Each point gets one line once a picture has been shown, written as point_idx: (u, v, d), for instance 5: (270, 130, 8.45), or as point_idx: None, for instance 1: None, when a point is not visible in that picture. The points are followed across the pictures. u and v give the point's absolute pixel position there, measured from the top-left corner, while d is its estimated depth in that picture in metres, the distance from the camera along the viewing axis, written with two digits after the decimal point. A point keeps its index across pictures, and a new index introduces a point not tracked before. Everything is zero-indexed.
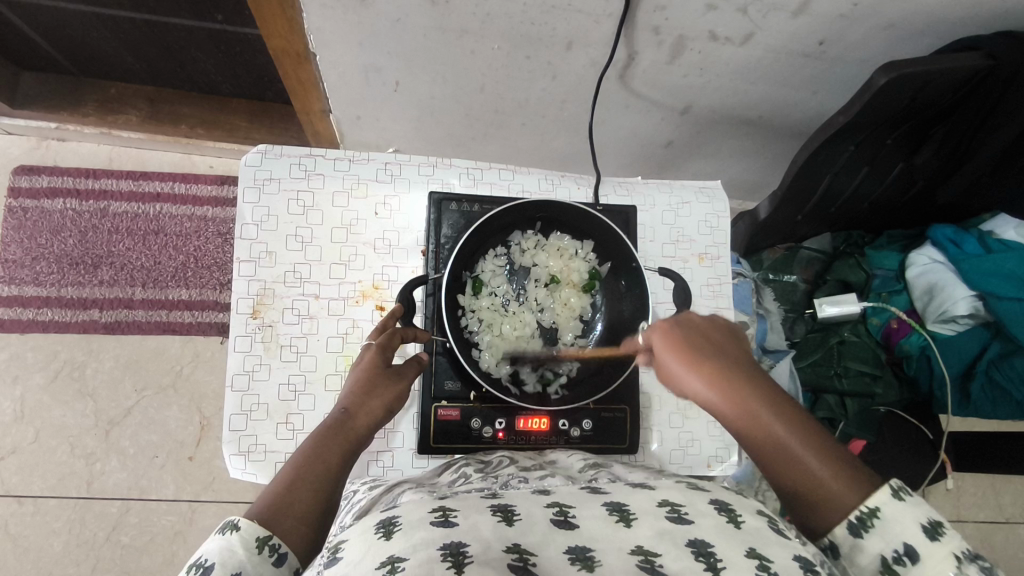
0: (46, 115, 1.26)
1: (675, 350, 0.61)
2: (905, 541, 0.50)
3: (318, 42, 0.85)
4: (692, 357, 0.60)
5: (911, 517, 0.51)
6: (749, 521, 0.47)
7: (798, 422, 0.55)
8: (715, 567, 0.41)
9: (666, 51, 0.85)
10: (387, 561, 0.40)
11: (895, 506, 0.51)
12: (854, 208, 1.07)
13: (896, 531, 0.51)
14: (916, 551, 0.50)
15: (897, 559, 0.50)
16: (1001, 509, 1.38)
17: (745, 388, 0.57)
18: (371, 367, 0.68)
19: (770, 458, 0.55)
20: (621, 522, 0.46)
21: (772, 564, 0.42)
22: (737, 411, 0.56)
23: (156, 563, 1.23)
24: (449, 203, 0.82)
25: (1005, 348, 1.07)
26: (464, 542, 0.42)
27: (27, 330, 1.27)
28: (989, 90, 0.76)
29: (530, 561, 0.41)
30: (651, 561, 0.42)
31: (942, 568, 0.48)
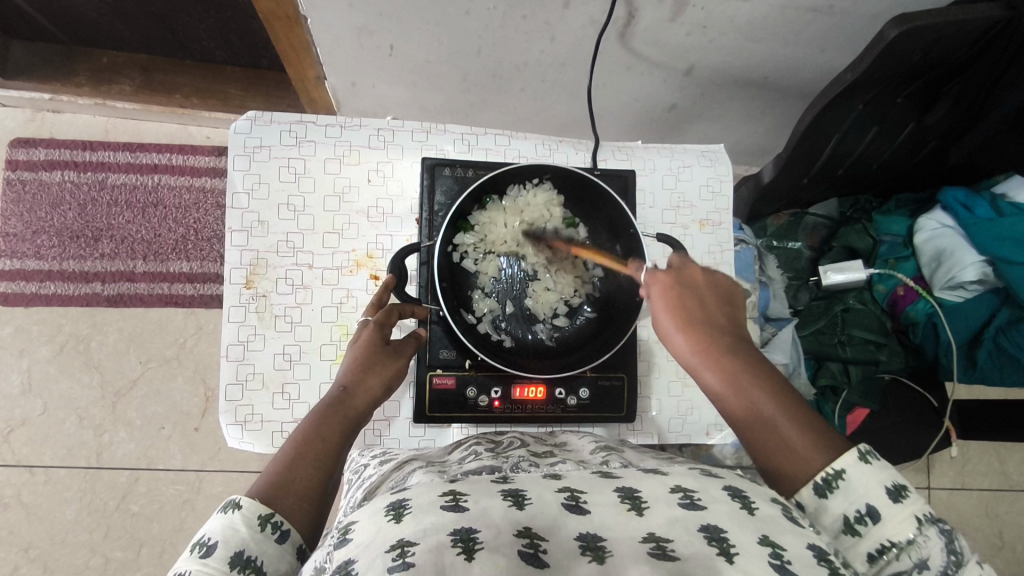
0: (39, 86, 1.24)
1: (671, 308, 0.63)
2: (867, 501, 0.51)
3: (307, 4, 0.82)
4: (681, 316, 0.62)
5: (875, 479, 0.51)
6: (763, 509, 0.46)
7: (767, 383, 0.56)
8: (727, 552, 0.41)
9: (668, 7, 0.82)
10: (398, 544, 0.40)
11: (861, 470, 0.51)
12: (862, 170, 1.04)
13: (860, 492, 0.51)
14: (879, 512, 0.50)
15: (859, 518, 0.51)
16: (1006, 476, 1.37)
17: (727, 351, 0.59)
18: (368, 345, 0.68)
19: (749, 430, 0.55)
20: (632, 510, 0.45)
21: (785, 552, 0.42)
22: (711, 371, 0.58)
23: (166, 530, 1.25)
24: (443, 168, 0.80)
25: (1014, 314, 1.06)
26: (473, 526, 0.41)
27: (31, 304, 1.28)
28: (1004, 45, 0.73)
29: (540, 547, 0.41)
30: (662, 547, 0.42)
31: (902, 528, 0.50)
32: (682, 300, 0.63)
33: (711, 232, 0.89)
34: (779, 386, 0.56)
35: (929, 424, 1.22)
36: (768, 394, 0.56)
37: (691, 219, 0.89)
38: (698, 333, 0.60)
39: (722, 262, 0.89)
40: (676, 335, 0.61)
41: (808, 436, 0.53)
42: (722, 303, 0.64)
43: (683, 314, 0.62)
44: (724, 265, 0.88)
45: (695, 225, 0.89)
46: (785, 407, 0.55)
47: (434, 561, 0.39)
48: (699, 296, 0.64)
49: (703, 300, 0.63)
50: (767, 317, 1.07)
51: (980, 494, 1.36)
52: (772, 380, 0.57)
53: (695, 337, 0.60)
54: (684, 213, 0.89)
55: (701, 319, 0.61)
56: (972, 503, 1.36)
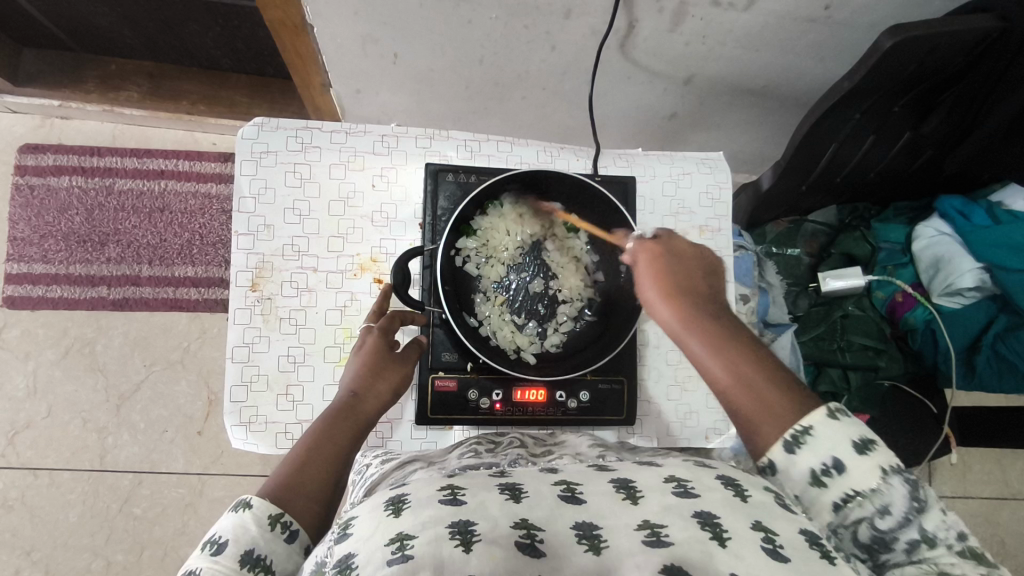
0: (48, 93, 1.26)
1: (655, 278, 0.63)
2: (833, 454, 0.52)
3: (313, 13, 0.84)
4: (664, 287, 0.62)
5: (843, 433, 0.52)
6: (755, 495, 0.47)
7: (747, 346, 0.58)
8: (720, 536, 0.42)
9: (668, 18, 0.83)
10: (397, 537, 0.41)
11: (828, 426, 0.53)
12: (860, 178, 1.05)
13: (827, 446, 0.52)
14: (845, 464, 0.52)
15: (825, 471, 0.52)
16: (1007, 484, 1.37)
17: (703, 318, 0.60)
18: (376, 351, 0.69)
19: (729, 391, 0.57)
20: (627, 499, 0.46)
21: (777, 536, 0.43)
22: (692, 337, 0.59)
23: (169, 533, 1.26)
24: (447, 174, 0.81)
25: (1011, 321, 1.07)
26: (471, 519, 0.42)
27: (38, 307, 1.29)
28: (998, 54, 0.74)
29: (537, 538, 0.42)
30: (656, 532, 0.42)
31: (867, 477, 0.51)
32: (665, 271, 0.63)
33: (711, 237, 0.90)
34: (755, 348, 0.58)
35: (929, 430, 1.22)
36: (747, 358, 0.57)
37: (690, 225, 0.90)
38: (681, 301, 0.61)
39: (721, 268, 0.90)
40: (660, 304, 0.62)
41: (785, 395, 0.55)
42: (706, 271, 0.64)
43: (664, 284, 0.62)
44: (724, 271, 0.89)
45: (695, 232, 0.90)
46: (762, 368, 0.57)
47: (433, 552, 0.39)
48: (682, 267, 0.64)
49: (685, 271, 0.64)
50: (766, 323, 1.08)
51: (981, 502, 1.36)
52: (748, 343, 0.58)
53: (679, 304, 0.61)
54: (684, 219, 0.90)
55: (680, 285, 0.62)
56: (973, 511, 1.36)
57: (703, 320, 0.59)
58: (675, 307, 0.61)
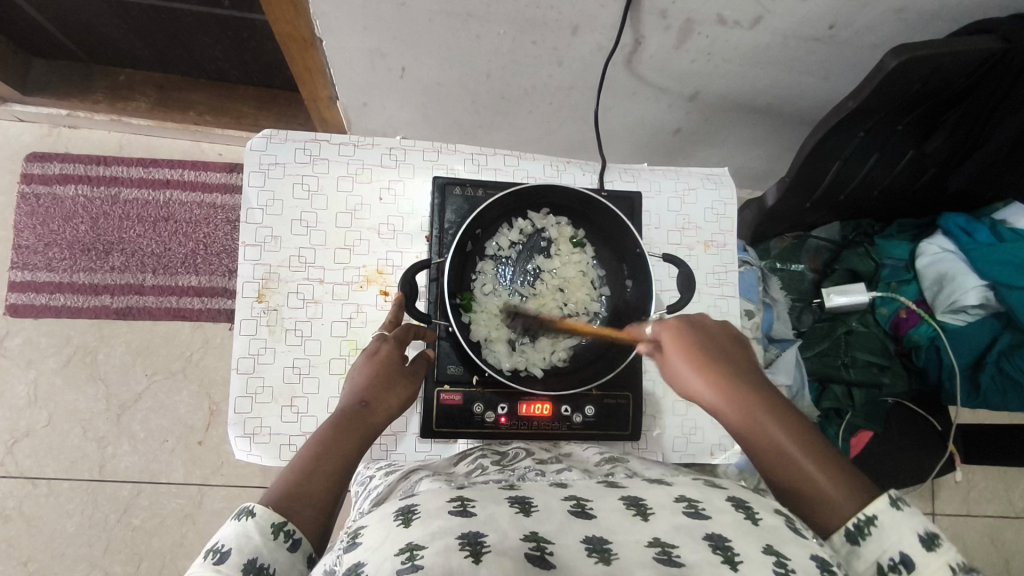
0: (57, 102, 1.27)
1: (689, 355, 0.65)
2: (900, 550, 0.53)
3: (323, 27, 0.85)
4: (699, 363, 0.65)
5: (907, 526, 0.53)
6: (766, 519, 0.47)
7: (790, 423, 0.59)
8: (731, 560, 0.41)
9: (674, 35, 0.84)
10: (406, 547, 0.41)
11: (891, 515, 0.54)
12: (864, 195, 1.06)
13: (892, 540, 0.53)
14: (912, 559, 0.52)
15: (892, 566, 0.53)
16: (1011, 503, 1.37)
17: (747, 396, 0.61)
18: (387, 362, 0.70)
19: (779, 473, 0.58)
20: (638, 515, 0.46)
21: (789, 562, 0.42)
22: (740, 418, 0.61)
23: (167, 545, 1.25)
24: (454, 187, 0.81)
25: (1016, 338, 1.06)
26: (481, 531, 0.42)
27: (40, 315, 1.29)
28: (1003, 72, 0.75)
29: (547, 550, 0.42)
30: (667, 552, 0.42)
31: (937, 573, 0.51)
32: (700, 349, 0.66)
33: (716, 253, 0.91)
34: (803, 428, 0.59)
35: (932, 447, 1.22)
36: (795, 439, 0.58)
37: (696, 240, 0.91)
38: (717, 377, 0.63)
39: (726, 283, 0.90)
40: (697, 381, 0.64)
41: (840, 479, 0.56)
42: (736, 347, 0.67)
43: (702, 361, 0.65)
44: (729, 286, 0.90)
45: (700, 246, 0.90)
46: (814, 452, 0.58)
47: (444, 562, 0.39)
48: (715, 343, 0.67)
49: (720, 345, 0.67)
50: (770, 338, 1.08)
51: (985, 521, 1.35)
52: (796, 423, 0.60)
53: (717, 380, 0.63)
54: (689, 234, 0.91)
55: (718, 362, 0.64)
56: (978, 530, 1.35)
57: (741, 395, 0.61)
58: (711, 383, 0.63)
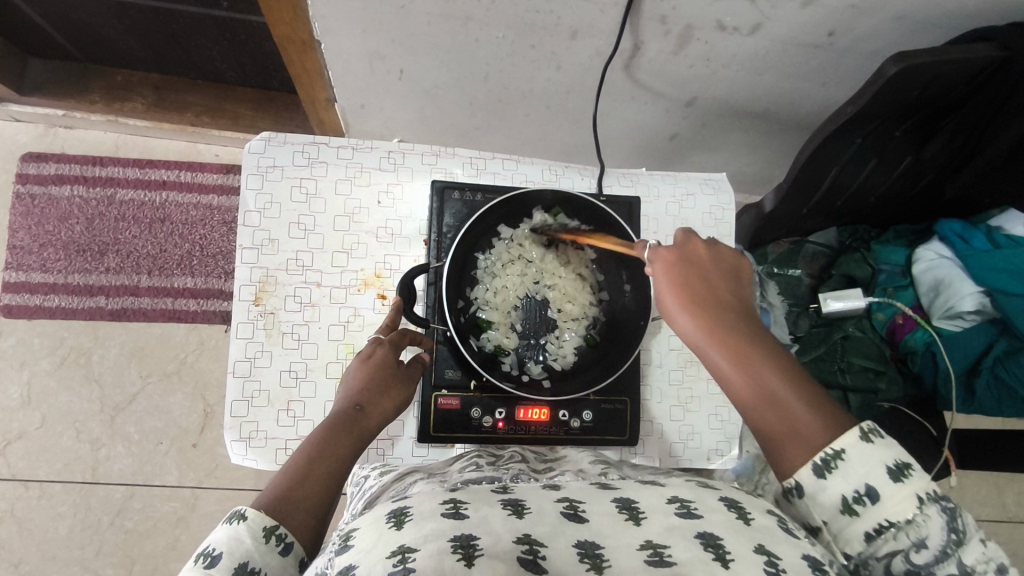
0: (52, 102, 1.26)
1: (674, 286, 0.61)
2: (866, 482, 0.51)
3: (322, 29, 0.85)
4: (687, 297, 0.60)
5: (876, 458, 0.52)
6: (758, 519, 0.48)
7: (770, 353, 0.57)
8: (722, 557, 0.42)
9: (673, 40, 0.84)
10: (398, 549, 0.41)
11: (861, 449, 0.52)
12: (861, 201, 1.06)
13: (858, 474, 0.52)
14: (878, 492, 0.51)
15: (858, 499, 0.52)
16: (1005, 507, 1.37)
17: (737, 334, 0.58)
18: (383, 365, 0.69)
19: (761, 415, 0.55)
20: (630, 520, 0.46)
21: (780, 561, 0.43)
22: (731, 365, 0.57)
23: (160, 548, 1.24)
24: (452, 192, 0.81)
25: (1011, 345, 1.07)
26: (473, 534, 0.42)
27: (34, 316, 1.28)
28: (1002, 80, 0.75)
29: (539, 554, 0.41)
30: (659, 553, 0.42)
31: (902, 508, 0.50)
32: (687, 280, 0.62)
33: None
34: (780, 356, 0.57)
35: (928, 452, 1.23)
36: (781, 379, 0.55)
37: None
38: (697, 301, 0.60)
39: None
40: (673, 305, 0.61)
41: (813, 412, 0.54)
42: (725, 272, 0.63)
43: (690, 296, 0.61)
44: None
45: None
46: (796, 390, 0.55)
47: (435, 565, 0.39)
48: (704, 270, 0.62)
49: (710, 273, 0.62)
50: None
51: (980, 526, 1.36)
52: (782, 361, 0.56)
53: (694, 304, 0.60)
54: None
55: (704, 294, 0.61)
56: None
57: (716, 319, 0.59)
58: (690, 306, 0.60)
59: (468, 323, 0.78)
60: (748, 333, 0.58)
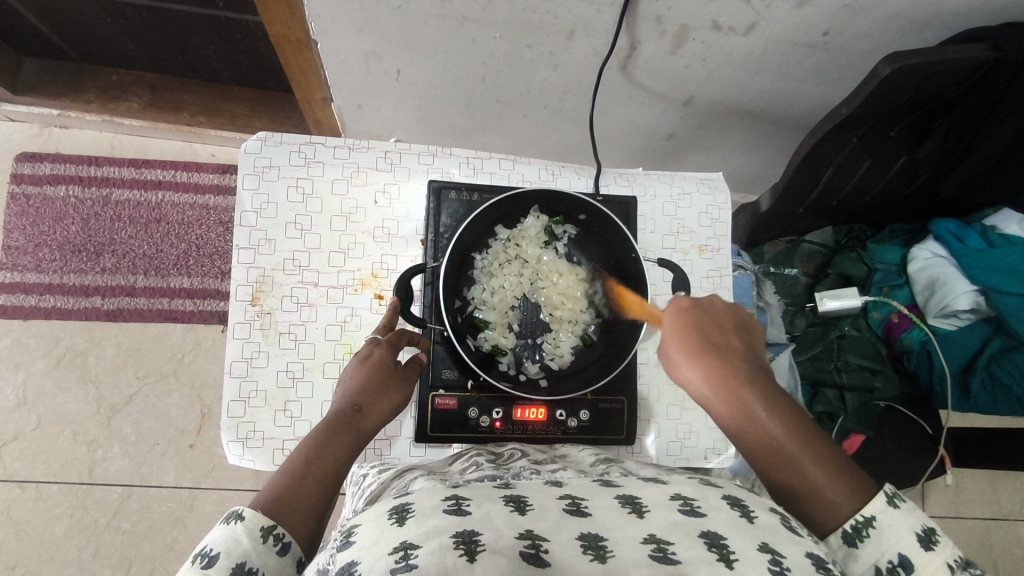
0: (48, 102, 1.26)
1: (692, 350, 0.62)
2: (899, 551, 0.53)
3: (318, 29, 0.84)
4: (706, 362, 0.60)
5: (906, 525, 0.53)
6: (762, 517, 0.47)
7: (786, 413, 0.57)
8: (727, 558, 0.41)
9: (669, 40, 0.85)
10: (401, 545, 0.41)
11: (890, 515, 0.54)
12: (856, 201, 1.07)
13: (890, 541, 0.53)
14: (911, 562, 0.53)
15: (891, 568, 0.53)
16: (1000, 505, 1.38)
17: (758, 401, 0.58)
18: (380, 365, 0.69)
19: (784, 483, 0.56)
20: (633, 513, 0.46)
21: (784, 560, 0.43)
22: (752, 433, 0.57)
23: (157, 548, 1.24)
24: (449, 191, 0.81)
25: (1006, 343, 1.07)
26: (476, 530, 0.42)
27: (30, 317, 1.28)
28: (994, 82, 0.75)
29: (542, 548, 0.42)
30: (663, 549, 0.42)
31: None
32: (705, 343, 0.62)
33: (710, 257, 0.91)
34: (796, 418, 0.57)
35: (924, 451, 1.23)
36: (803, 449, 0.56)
37: (690, 245, 0.91)
38: (713, 363, 0.60)
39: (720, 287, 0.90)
40: (689, 365, 0.61)
41: (827, 469, 0.55)
42: (741, 333, 0.64)
43: (709, 360, 0.61)
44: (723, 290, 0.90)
45: (694, 251, 0.91)
46: (819, 457, 0.55)
47: (437, 564, 0.39)
48: (720, 331, 0.63)
49: (726, 335, 0.63)
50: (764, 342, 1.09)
51: (975, 524, 1.36)
52: (802, 429, 0.57)
53: (710, 365, 0.60)
54: (684, 238, 0.91)
55: (724, 359, 0.61)
56: (968, 533, 1.35)
57: (734, 381, 0.59)
58: (704, 368, 0.60)
59: (464, 322, 0.77)
60: (770, 401, 0.58)
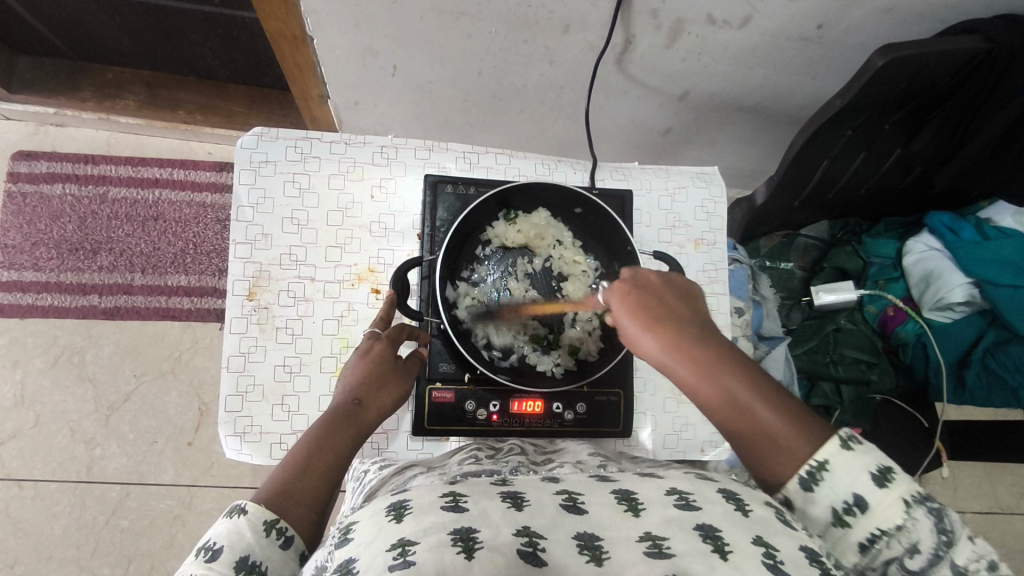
0: (44, 100, 1.26)
1: (638, 316, 0.61)
2: (853, 491, 0.52)
3: (314, 25, 0.85)
4: (654, 326, 0.60)
5: (861, 466, 0.52)
6: (757, 511, 0.48)
7: (742, 370, 0.57)
8: (721, 549, 0.42)
9: (664, 34, 0.85)
10: (397, 543, 0.41)
11: (843, 458, 0.52)
12: (852, 194, 1.07)
13: (844, 483, 0.52)
14: (866, 501, 0.51)
15: (847, 508, 0.52)
16: (997, 499, 1.38)
17: (714, 362, 0.57)
18: (381, 360, 0.69)
19: (739, 433, 0.56)
20: (629, 511, 0.46)
21: (778, 553, 0.43)
22: (711, 393, 0.56)
23: (156, 546, 1.24)
24: (445, 185, 0.81)
25: (1001, 335, 1.08)
26: (473, 526, 0.42)
27: (27, 315, 1.28)
28: (988, 71, 0.75)
29: (539, 546, 0.42)
30: (658, 545, 0.43)
31: (891, 514, 0.51)
32: (653, 307, 0.61)
33: (705, 251, 0.91)
34: (751, 372, 0.57)
35: (919, 444, 1.24)
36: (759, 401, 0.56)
37: (686, 239, 0.91)
38: (666, 328, 0.59)
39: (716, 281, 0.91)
40: (643, 332, 0.60)
41: (797, 427, 0.54)
42: (681, 298, 0.63)
43: (659, 327, 0.60)
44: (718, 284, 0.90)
45: (690, 245, 0.91)
46: (775, 405, 0.55)
47: (435, 561, 0.39)
48: (661, 298, 0.62)
49: (668, 301, 0.62)
50: (759, 335, 1.09)
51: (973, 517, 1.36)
52: (757, 382, 0.57)
53: (663, 330, 0.59)
54: (680, 232, 0.91)
55: (671, 323, 0.60)
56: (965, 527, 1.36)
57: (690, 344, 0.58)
58: (657, 334, 0.59)
59: (464, 327, 0.77)
60: (727, 363, 0.57)
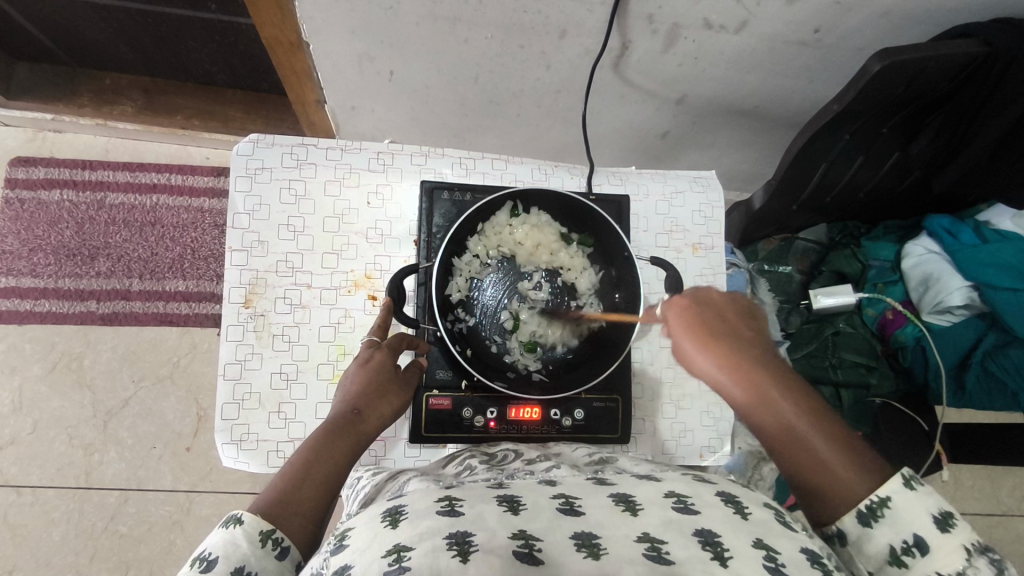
0: (42, 107, 1.26)
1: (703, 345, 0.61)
2: (914, 531, 0.52)
3: (311, 31, 0.84)
4: (719, 355, 0.60)
5: (921, 507, 0.52)
6: (755, 513, 0.48)
7: (802, 404, 0.57)
8: (721, 556, 0.41)
9: (661, 39, 0.85)
10: (394, 548, 0.41)
11: (904, 496, 0.53)
12: (849, 198, 1.07)
13: (906, 522, 0.52)
14: (926, 543, 0.51)
15: (906, 548, 0.52)
16: (998, 501, 1.38)
17: (776, 395, 0.58)
18: (383, 371, 0.70)
19: (795, 462, 0.56)
20: (627, 512, 0.46)
21: (779, 556, 0.43)
22: (773, 422, 0.57)
23: (154, 552, 1.23)
24: (441, 192, 0.81)
25: (999, 339, 1.07)
26: (468, 530, 0.42)
27: (25, 321, 1.27)
28: (986, 74, 0.75)
29: (535, 547, 0.41)
30: (656, 548, 0.42)
31: (952, 560, 0.49)
32: (718, 337, 0.61)
33: (704, 255, 0.91)
34: (812, 403, 0.57)
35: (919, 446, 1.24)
36: (820, 435, 0.56)
37: (684, 243, 0.91)
38: (719, 342, 0.60)
39: (714, 286, 0.90)
40: (699, 353, 0.61)
41: (854, 465, 0.55)
42: (748, 328, 0.63)
43: (722, 355, 0.60)
44: (717, 288, 0.90)
45: (688, 249, 0.91)
46: (832, 439, 0.56)
47: (431, 565, 0.38)
48: (727, 326, 0.62)
49: (736, 331, 0.62)
50: None
51: (974, 520, 1.36)
52: (817, 415, 0.57)
53: (723, 359, 0.60)
54: (677, 237, 0.91)
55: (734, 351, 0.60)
56: (967, 529, 1.35)
57: (740, 355, 0.59)
58: (714, 344, 0.60)
59: (464, 334, 0.77)
60: (793, 397, 0.57)
